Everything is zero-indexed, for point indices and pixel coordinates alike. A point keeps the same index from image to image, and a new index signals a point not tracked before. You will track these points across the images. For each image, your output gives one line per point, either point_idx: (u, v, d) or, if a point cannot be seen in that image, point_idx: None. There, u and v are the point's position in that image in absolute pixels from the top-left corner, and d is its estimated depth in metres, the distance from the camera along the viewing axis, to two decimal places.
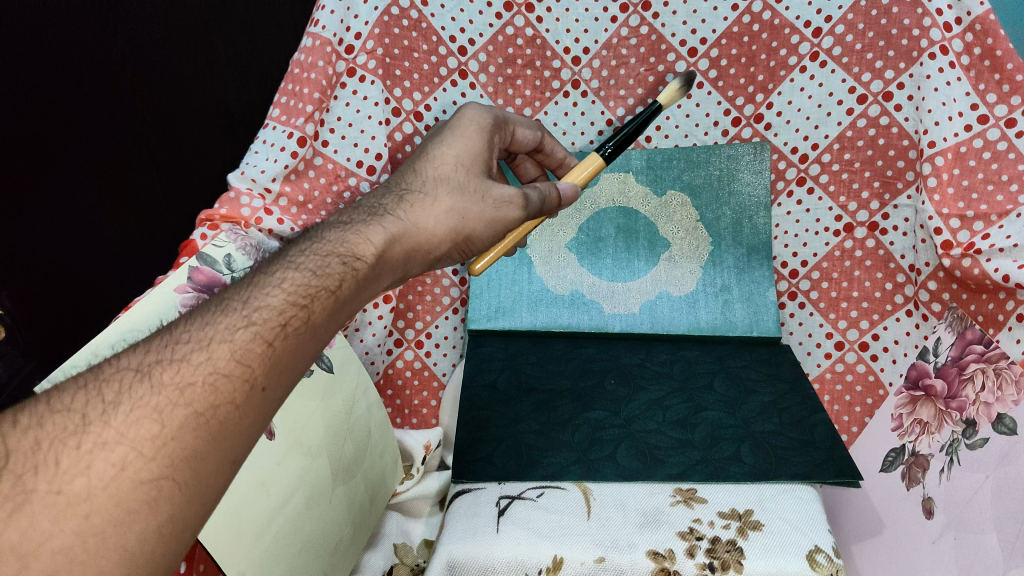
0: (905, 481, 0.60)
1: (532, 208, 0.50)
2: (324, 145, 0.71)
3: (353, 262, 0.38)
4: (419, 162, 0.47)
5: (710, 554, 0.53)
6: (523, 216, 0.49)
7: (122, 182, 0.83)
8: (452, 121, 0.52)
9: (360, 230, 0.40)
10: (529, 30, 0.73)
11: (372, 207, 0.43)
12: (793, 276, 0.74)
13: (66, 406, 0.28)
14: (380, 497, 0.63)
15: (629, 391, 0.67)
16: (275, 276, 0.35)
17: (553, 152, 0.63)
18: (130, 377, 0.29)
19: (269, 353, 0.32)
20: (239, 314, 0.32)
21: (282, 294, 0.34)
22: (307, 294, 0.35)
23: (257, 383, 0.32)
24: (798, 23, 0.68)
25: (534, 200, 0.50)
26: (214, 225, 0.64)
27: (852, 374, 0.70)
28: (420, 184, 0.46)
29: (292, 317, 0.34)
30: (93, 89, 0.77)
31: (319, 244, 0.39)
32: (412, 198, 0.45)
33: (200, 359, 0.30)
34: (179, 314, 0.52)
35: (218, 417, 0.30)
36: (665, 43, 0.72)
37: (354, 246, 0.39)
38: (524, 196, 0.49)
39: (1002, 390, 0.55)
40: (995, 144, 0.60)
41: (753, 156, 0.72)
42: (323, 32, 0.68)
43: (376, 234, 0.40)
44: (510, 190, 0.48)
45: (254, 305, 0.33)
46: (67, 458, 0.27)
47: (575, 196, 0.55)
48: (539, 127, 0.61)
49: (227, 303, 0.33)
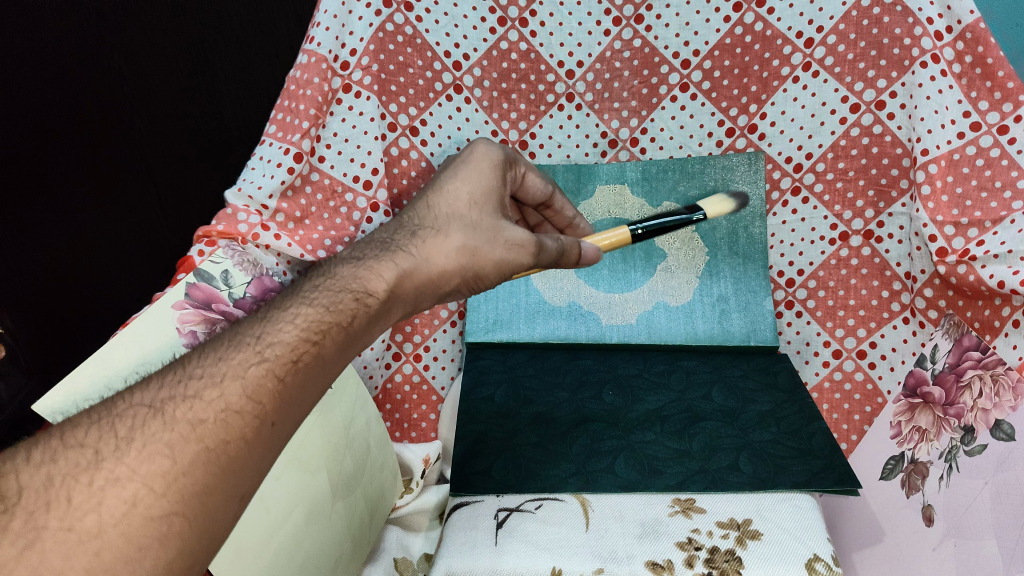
0: (906, 488, 0.60)
1: (548, 252, 0.50)
2: (321, 160, 0.71)
3: (365, 298, 0.40)
4: (433, 195, 0.48)
5: (709, 564, 0.52)
6: (538, 257, 0.49)
7: (119, 197, 0.83)
8: (465, 155, 0.52)
9: (372, 265, 0.42)
10: (523, 45, 0.74)
11: (384, 241, 0.44)
12: (790, 285, 0.74)
13: (79, 442, 0.29)
14: (381, 511, 0.64)
15: (627, 401, 0.67)
16: (288, 312, 0.37)
17: (562, 211, 0.63)
18: (144, 413, 0.31)
19: (279, 388, 0.34)
20: (252, 350, 0.34)
21: (295, 330, 0.36)
22: (320, 330, 0.37)
23: (267, 418, 0.33)
24: (790, 33, 0.69)
25: (550, 248, 0.50)
26: (212, 241, 0.62)
27: (850, 383, 0.70)
28: (432, 218, 0.46)
29: (304, 353, 0.36)
30: (93, 106, 0.79)
31: (330, 281, 0.40)
32: (422, 232, 0.45)
33: (213, 395, 0.32)
34: (179, 338, 0.52)
35: (228, 452, 0.31)
36: (658, 56, 0.74)
37: (365, 282, 0.40)
38: (538, 243, 0.48)
39: (999, 396, 0.55)
40: (989, 151, 0.60)
41: (748, 166, 0.72)
42: (318, 49, 0.68)
43: (388, 269, 0.42)
44: (523, 230, 0.49)
45: (267, 340, 0.35)
46: (79, 494, 0.28)
47: (597, 258, 0.54)
48: (551, 182, 0.60)
49: (241, 337, 0.35)
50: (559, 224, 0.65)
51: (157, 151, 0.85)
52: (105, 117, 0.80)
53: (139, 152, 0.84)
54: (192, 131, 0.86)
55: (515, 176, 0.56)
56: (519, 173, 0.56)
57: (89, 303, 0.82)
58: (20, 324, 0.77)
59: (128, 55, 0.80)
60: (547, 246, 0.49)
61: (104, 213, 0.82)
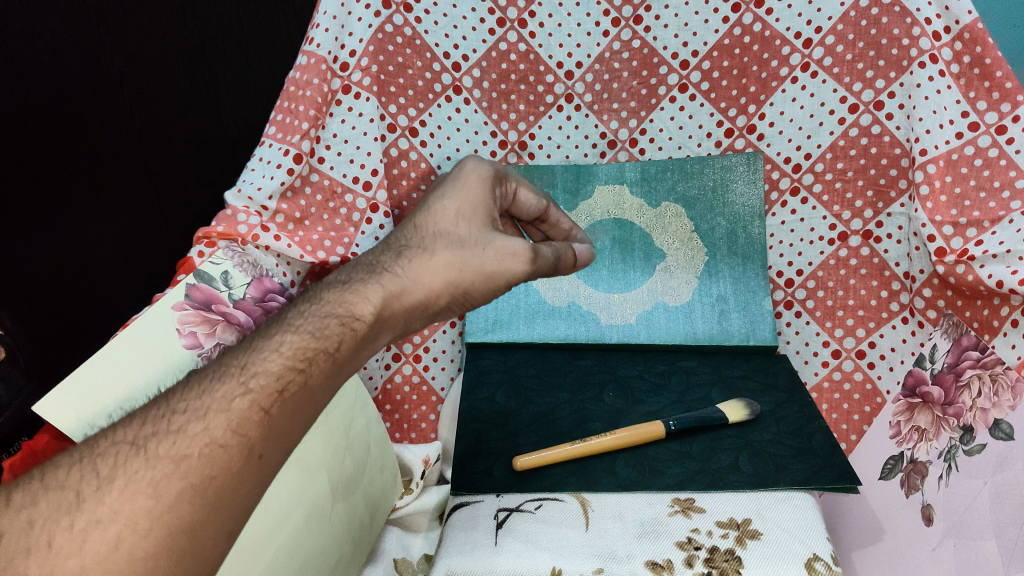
0: (905, 488, 0.60)
1: (539, 264, 0.49)
2: (320, 162, 0.70)
3: (350, 324, 0.40)
4: (420, 216, 0.47)
5: (709, 564, 0.52)
6: (534, 264, 0.48)
7: (118, 196, 0.83)
8: (454, 173, 0.51)
9: (357, 290, 0.42)
10: (522, 46, 0.75)
11: (370, 265, 0.44)
12: (789, 285, 0.74)
13: (60, 483, 0.32)
14: (380, 514, 0.64)
15: (627, 402, 0.67)
16: (272, 342, 0.39)
17: (558, 223, 0.58)
18: (127, 450, 0.33)
19: (264, 419, 0.35)
20: (236, 383, 0.36)
21: (278, 360, 0.38)
22: (305, 359, 0.38)
23: (254, 449, 0.35)
24: (789, 34, 0.69)
25: (543, 255, 0.49)
26: (212, 242, 0.61)
27: (850, 383, 0.69)
28: (419, 238, 0.46)
29: (289, 383, 0.37)
30: (92, 106, 0.78)
31: (316, 308, 0.41)
32: (409, 253, 0.45)
33: (197, 429, 0.34)
34: (179, 334, 0.52)
35: (213, 487, 0.33)
36: (657, 56, 0.74)
37: (350, 307, 0.41)
38: (530, 250, 0.47)
39: (999, 395, 0.55)
40: (987, 151, 0.60)
41: (746, 166, 0.73)
42: (318, 50, 0.69)
43: (373, 294, 0.42)
44: (515, 243, 0.47)
45: (250, 372, 0.37)
46: (61, 537, 0.30)
47: (591, 258, 0.55)
48: (544, 195, 0.56)
49: (226, 370, 0.37)
50: (557, 239, 0.60)
51: (155, 148, 0.85)
52: (105, 117, 0.79)
53: (139, 152, 0.84)
54: (191, 131, 0.88)
55: (505, 192, 0.53)
56: (510, 189, 0.54)
57: (82, 297, 0.81)
58: (19, 324, 0.75)
59: (128, 57, 0.80)
60: (539, 261, 0.48)
61: (104, 211, 0.81)
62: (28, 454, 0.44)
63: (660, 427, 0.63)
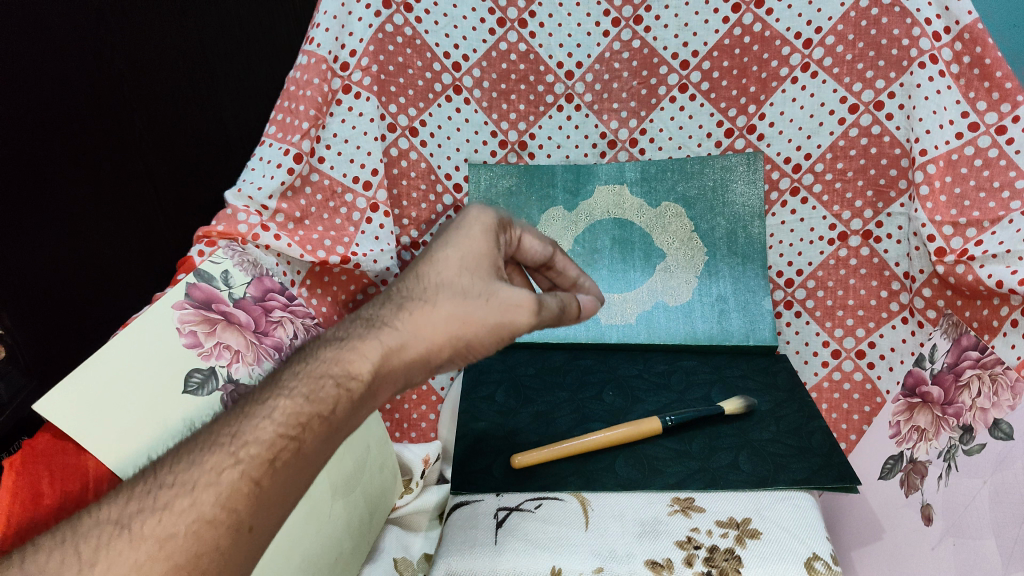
0: (905, 488, 0.60)
1: (547, 314, 0.45)
2: (320, 161, 0.70)
3: (346, 385, 0.39)
4: (423, 264, 0.45)
5: (709, 563, 0.52)
6: (540, 315, 0.44)
7: (120, 197, 0.83)
8: (458, 219, 0.48)
9: (354, 347, 0.41)
10: (523, 46, 0.75)
11: (371, 318, 0.43)
12: (789, 285, 0.74)
13: (43, 566, 0.31)
14: (380, 512, 0.64)
15: (627, 402, 0.68)
16: (265, 408, 0.38)
17: (565, 271, 0.53)
18: (110, 530, 0.32)
19: (255, 491, 0.35)
20: (226, 454, 0.36)
21: (270, 428, 0.37)
22: (297, 425, 0.38)
23: (244, 522, 0.35)
24: (789, 34, 0.69)
25: (550, 306, 0.45)
26: (212, 241, 0.61)
27: (849, 383, 0.70)
28: (421, 288, 0.44)
29: (280, 452, 0.37)
30: (91, 108, 0.77)
31: (312, 368, 0.40)
32: (411, 304, 0.43)
33: (184, 504, 0.34)
34: (179, 333, 0.52)
35: (202, 563, 0.33)
36: (657, 56, 0.74)
37: (347, 367, 0.40)
38: (536, 301, 0.44)
39: (999, 395, 0.55)
40: (987, 151, 0.60)
41: (746, 166, 0.73)
42: (318, 50, 0.69)
43: (370, 352, 0.40)
44: (519, 294, 0.43)
45: (241, 442, 0.36)
46: None
47: (597, 309, 0.50)
48: (551, 241, 0.51)
49: (217, 437, 0.37)
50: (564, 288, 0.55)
51: (157, 150, 0.87)
52: (104, 119, 0.79)
53: (140, 153, 0.85)
54: (192, 132, 0.91)
55: (508, 239, 0.49)
56: (514, 236, 0.49)
57: (89, 296, 0.80)
58: (19, 324, 0.71)
59: (129, 58, 0.81)
60: (546, 312, 0.45)
61: (105, 213, 0.81)
62: (33, 456, 0.42)
63: (658, 423, 0.63)
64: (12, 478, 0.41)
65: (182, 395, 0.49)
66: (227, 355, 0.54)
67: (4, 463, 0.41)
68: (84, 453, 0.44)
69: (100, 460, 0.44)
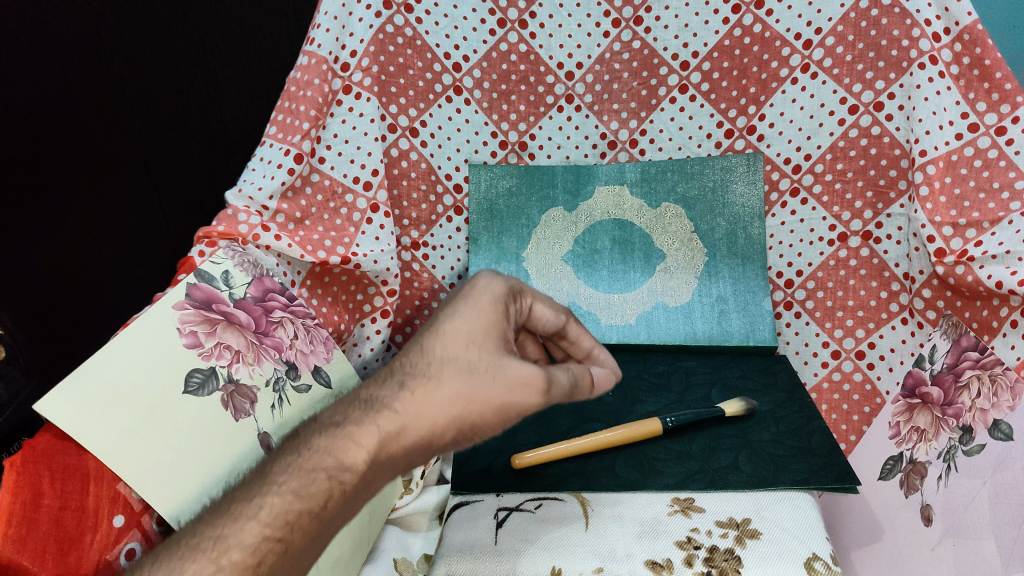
0: (904, 488, 0.60)
1: (554, 391, 0.46)
2: (321, 162, 0.70)
3: (338, 477, 0.40)
4: (428, 341, 0.46)
5: (709, 563, 0.52)
6: (545, 394, 0.45)
7: (119, 195, 0.83)
8: (465, 288, 0.49)
9: (350, 435, 0.41)
10: (523, 47, 0.75)
11: (370, 399, 0.44)
12: (788, 286, 0.74)
13: None
14: (380, 512, 0.64)
15: (628, 402, 0.68)
16: (256, 504, 0.39)
17: (578, 339, 0.55)
18: None
19: None
20: (209, 558, 0.36)
21: (257, 529, 0.38)
22: (286, 525, 0.39)
23: None
24: (789, 35, 0.69)
25: (558, 381, 0.47)
26: (212, 242, 0.61)
27: (849, 383, 0.70)
28: (424, 366, 0.44)
29: (268, 553, 0.38)
30: (93, 106, 0.77)
31: (307, 457, 0.41)
32: (411, 385, 0.43)
33: None
34: (179, 332, 0.51)
35: None
36: (657, 57, 0.74)
37: (340, 458, 0.41)
38: (543, 379, 0.45)
39: (997, 396, 0.55)
40: (986, 153, 0.60)
41: (746, 167, 0.73)
42: (319, 51, 0.69)
43: (366, 440, 0.41)
44: (528, 370, 0.45)
45: (227, 544, 0.37)
46: None
47: (608, 380, 0.52)
48: (563, 309, 0.54)
49: (204, 537, 0.38)
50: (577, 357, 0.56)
51: (159, 152, 0.87)
52: (105, 117, 0.79)
53: (140, 154, 0.85)
54: (190, 132, 0.90)
55: (520, 308, 0.51)
56: (526, 304, 0.52)
57: (87, 297, 0.80)
58: (20, 324, 0.72)
59: (129, 58, 0.80)
60: (552, 389, 0.46)
61: (105, 212, 0.81)
62: (32, 455, 0.42)
63: (658, 424, 0.63)
64: (13, 477, 0.41)
65: (182, 394, 0.49)
66: (227, 356, 0.54)
67: (4, 463, 0.41)
68: (84, 453, 0.44)
69: (100, 458, 0.44)
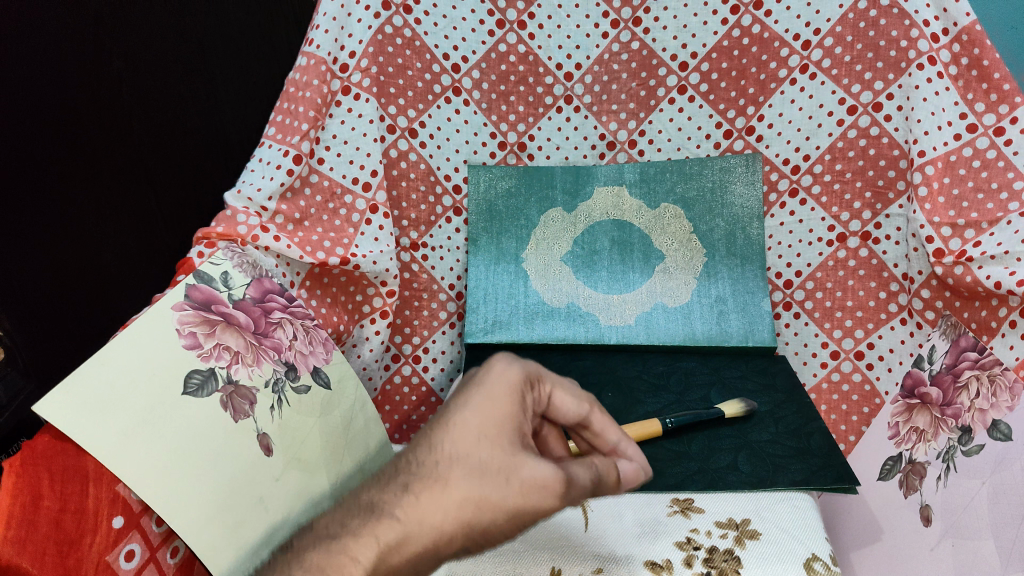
0: (903, 488, 0.61)
1: (575, 492, 0.38)
2: (320, 162, 0.70)
3: None
4: (434, 434, 0.38)
5: (709, 564, 0.52)
6: (566, 498, 0.37)
7: (120, 200, 0.83)
8: (480, 373, 0.41)
9: (341, 552, 0.35)
10: (522, 47, 0.76)
11: (366, 505, 0.37)
12: (787, 287, 0.74)
13: None
14: None
15: (627, 403, 0.67)
16: None
17: (602, 434, 0.43)
18: None
19: None
20: None
21: None
22: None
23: None
24: (788, 36, 0.70)
25: (579, 482, 0.38)
26: (211, 243, 0.60)
27: (848, 383, 0.70)
28: (429, 465, 0.37)
29: None
30: (89, 106, 0.76)
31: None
32: (413, 488, 0.36)
33: None
34: (178, 333, 0.51)
35: None
36: (655, 58, 0.75)
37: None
38: (562, 480, 0.37)
39: (996, 396, 0.54)
40: (984, 153, 0.60)
41: (745, 168, 0.73)
42: (317, 51, 0.68)
43: (359, 556, 0.35)
44: (545, 471, 0.37)
45: None
46: None
47: (638, 476, 0.42)
48: (587, 397, 0.43)
49: None
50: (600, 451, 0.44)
51: (156, 152, 0.87)
52: (102, 117, 0.78)
53: (140, 155, 0.85)
54: (189, 132, 0.91)
55: (537, 396, 0.41)
56: (544, 393, 0.42)
57: (87, 298, 0.80)
58: (20, 325, 0.71)
59: (126, 57, 0.80)
60: (571, 491, 0.38)
61: (106, 215, 0.81)
62: (31, 456, 0.42)
63: (658, 425, 0.63)
64: (12, 479, 0.41)
65: (181, 395, 0.49)
66: (227, 357, 0.54)
67: (4, 465, 0.41)
68: (84, 453, 0.43)
69: (100, 461, 0.43)
